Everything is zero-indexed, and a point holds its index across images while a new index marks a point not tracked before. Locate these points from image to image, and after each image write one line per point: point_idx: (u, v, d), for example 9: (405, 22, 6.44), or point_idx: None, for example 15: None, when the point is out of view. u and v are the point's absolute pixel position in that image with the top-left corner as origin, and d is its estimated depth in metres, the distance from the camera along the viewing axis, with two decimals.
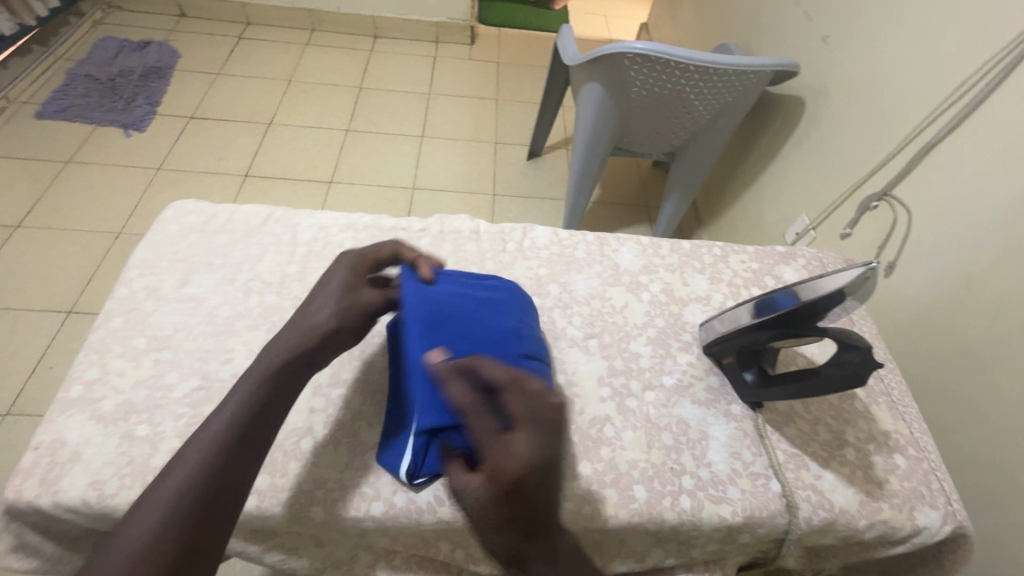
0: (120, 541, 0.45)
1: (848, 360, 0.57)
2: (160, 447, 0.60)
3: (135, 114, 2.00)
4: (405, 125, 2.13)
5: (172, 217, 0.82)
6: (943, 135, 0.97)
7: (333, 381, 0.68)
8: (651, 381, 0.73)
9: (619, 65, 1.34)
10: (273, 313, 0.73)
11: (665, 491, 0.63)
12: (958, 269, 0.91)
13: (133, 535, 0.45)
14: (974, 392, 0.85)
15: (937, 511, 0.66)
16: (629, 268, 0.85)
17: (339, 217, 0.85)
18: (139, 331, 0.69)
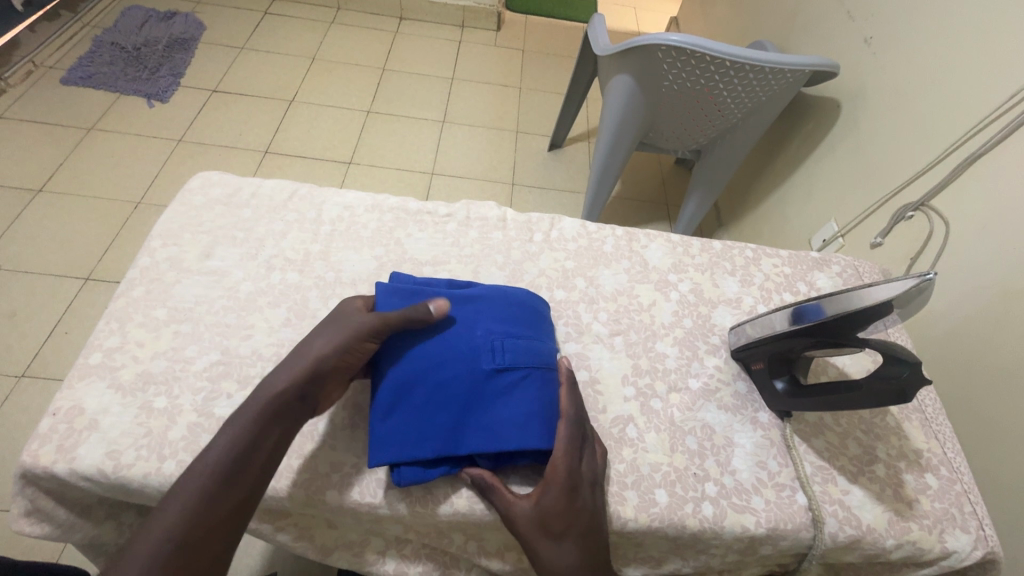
0: (156, 523, 0.45)
1: (893, 374, 0.55)
2: (178, 421, 0.59)
3: (159, 84, 1.99)
4: (427, 110, 2.11)
5: (196, 187, 0.81)
6: (990, 147, 0.93)
7: None
8: (677, 383, 0.71)
9: (652, 58, 1.30)
10: (294, 291, 0.72)
11: (687, 497, 0.62)
12: (998, 287, 0.87)
13: (168, 519, 0.45)
14: (1007, 415, 0.82)
15: (969, 535, 0.63)
16: (658, 266, 0.83)
17: (365, 197, 0.84)
18: (160, 302, 0.68)
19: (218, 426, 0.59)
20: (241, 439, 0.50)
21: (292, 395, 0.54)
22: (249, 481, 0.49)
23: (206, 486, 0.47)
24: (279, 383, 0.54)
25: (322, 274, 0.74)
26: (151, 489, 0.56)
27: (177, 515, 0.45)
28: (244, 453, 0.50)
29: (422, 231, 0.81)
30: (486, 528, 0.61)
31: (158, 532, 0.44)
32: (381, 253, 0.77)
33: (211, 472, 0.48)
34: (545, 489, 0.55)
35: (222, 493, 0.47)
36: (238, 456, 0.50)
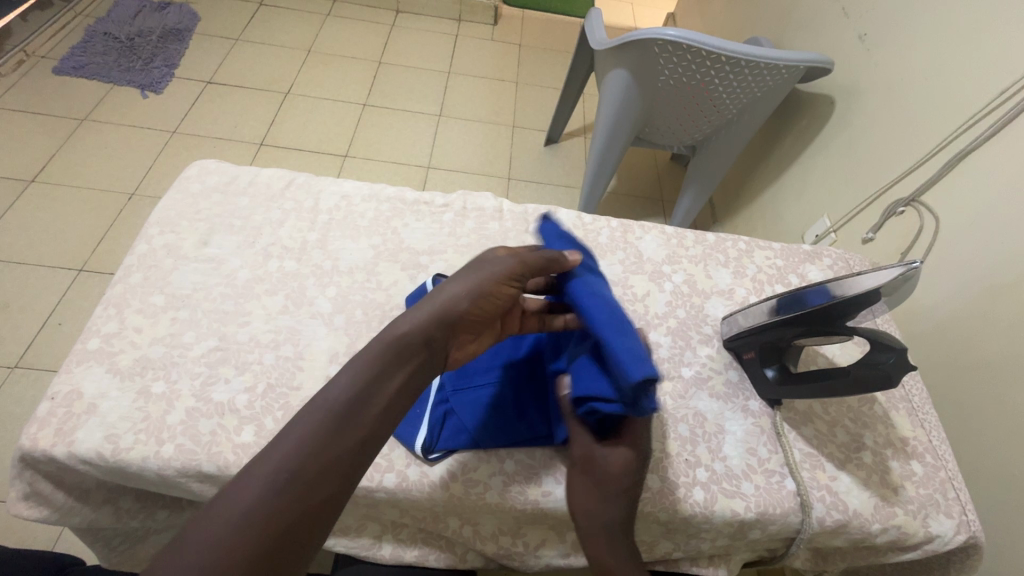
0: (244, 479, 0.40)
1: (880, 361, 0.56)
2: (176, 405, 0.60)
3: (153, 75, 1.97)
4: (424, 103, 2.10)
5: (193, 176, 0.81)
6: (978, 143, 0.94)
7: (350, 351, 0.67)
8: (670, 372, 0.72)
9: (648, 53, 1.31)
10: (291, 279, 0.72)
11: (679, 482, 0.63)
12: (984, 280, 0.89)
13: (258, 475, 0.40)
14: (992, 405, 0.84)
15: (952, 520, 0.65)
16: (652, 257, 0.84)
17: (362, 187, 0.84)
18: (158, 288, 0.69)
19: (217, 411, 0.60)
20: (353, 387, 0.46)
21: (417, 338, 0.50)
22: (348, 439, 0.44)
23: (315, 432, 0.43)
24: (405, 325, 0.51)
25: (319, 262, 0.74)
26: (150, 473, 0.57)
27: (267, 471, 0.41)
28: (359, 399, 0.45)
29: (419, 221, 0.81)
30: (482, 512, 0.62)
31: (250, 491, 0.39)
32: (378, 242, 0.78)
33: (321, 418, 0.44)
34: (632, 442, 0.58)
35: (320, 450, 0.42)
36: (346, 406, 0.45)
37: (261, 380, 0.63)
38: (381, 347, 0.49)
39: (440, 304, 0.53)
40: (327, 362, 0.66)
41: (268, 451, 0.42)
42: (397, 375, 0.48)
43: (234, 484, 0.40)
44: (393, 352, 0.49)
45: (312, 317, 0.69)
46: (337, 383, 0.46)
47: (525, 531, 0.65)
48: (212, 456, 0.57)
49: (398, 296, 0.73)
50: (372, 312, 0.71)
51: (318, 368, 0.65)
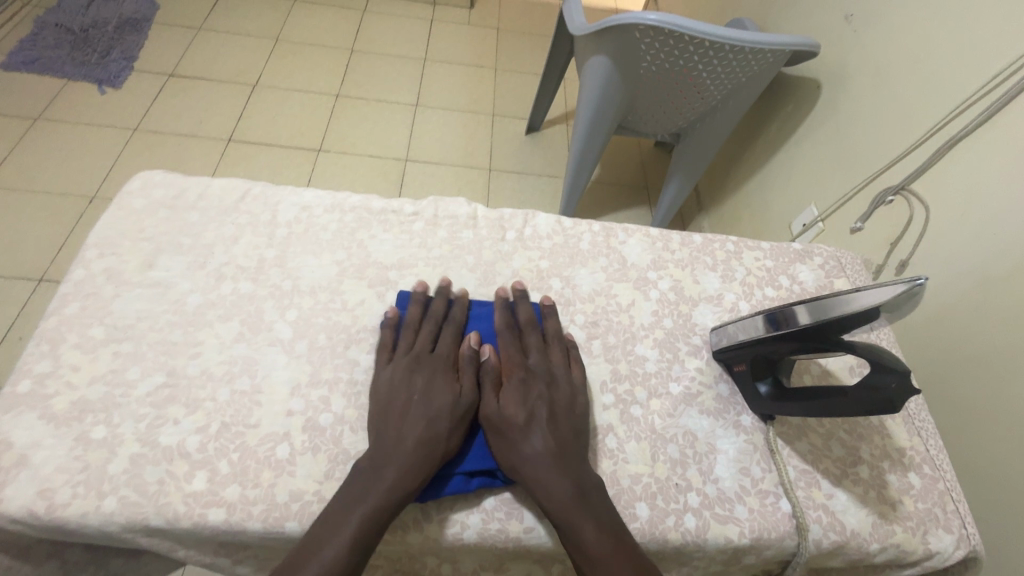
0: (338, 530, 0.49)
1: (882, 384, 0.52)
2: (119, 452, 0.54)
3: (110, 68, 1.86)
4: (399, 92, 2.02)
5: (137, 189, 0.74)
6: (968, 132, 0.91)
7: (313, 380, 0.62)
8: (657, 388, 0.68)
9: (629, 38, 1.25)
10: (247, 302, 0.66)
11: (669, 509, 0.59)
12: (977, 273, 0.86)
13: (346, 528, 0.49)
14: (987, 403, 0.81)
15: (951, 534, 0.62)
16: (636, 263, 0.79)
17: (324, 196, 0.78)
18: (98, 319, 0.63)
19: (164, 457, 0.55)
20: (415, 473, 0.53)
21: (401, 486, 0.52)
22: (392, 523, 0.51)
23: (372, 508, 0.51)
24: (391, 477, 0.52)
25: (278, 282, 0.69)
26: (91, 529, 0.51)
27: (350, 527, 0.49)
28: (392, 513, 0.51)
29: (387, 231, 0.76)
30: (460, 551, 0.58)
31: (344, 537, 0.49)
32: (342, 257, 0.72)
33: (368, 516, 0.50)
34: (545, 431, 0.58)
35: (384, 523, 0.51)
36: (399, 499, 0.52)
37: (214, 419, 0.58)
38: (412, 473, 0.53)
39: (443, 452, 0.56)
40: (288, 395, 0.60)
41: (349, 514, 0.50)
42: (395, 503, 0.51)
43: (332, 532, 0.49)
44: (396, 502, 0.51)
45: (270, 345, 0.64)
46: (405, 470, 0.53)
47: (508, 565, 0.61)
48: (160, 508, 0.52)
49: (367, 318, 0.67)
50: (337, 336, 0.65)
51: (278, 402, 0.60)
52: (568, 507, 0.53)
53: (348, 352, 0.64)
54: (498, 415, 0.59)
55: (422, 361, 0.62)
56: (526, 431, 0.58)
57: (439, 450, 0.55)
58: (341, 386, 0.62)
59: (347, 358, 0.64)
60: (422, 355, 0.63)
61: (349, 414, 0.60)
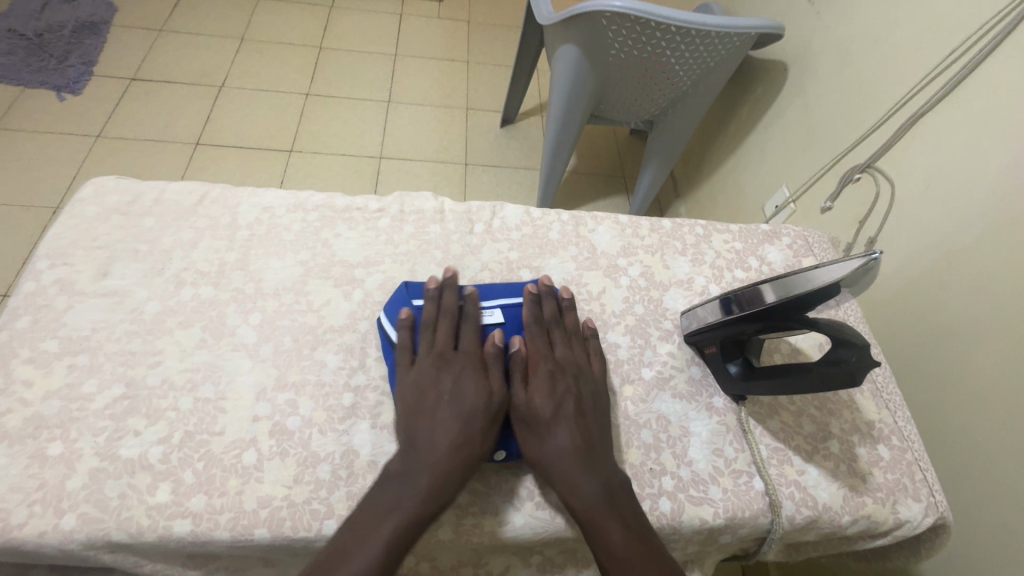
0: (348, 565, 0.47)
1: (843, 359, 0.53)
2: (76, 468, 0.53)
3: (69, 74, 1.80)
4: (370, 89, 1.98)
5: (89, 196, 0.72)
6: (928, 107, 0.93)
7: (280, 384, 0.60)
8: (629, 375, 0.68)
9: (597, 26, 1.24)
10: (208, 307, 0.65)
11: (644, 494, 0.60)
12: (941, 245, 0.88)
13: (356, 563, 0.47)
14: (953, 373, 0.83)
15: (920, 503, 0.64)
16: (606, 250, 0.79)
17: (286, 196, 0.76)
18: (51, 332, 0.61)
19: (126, 470, 0.53)
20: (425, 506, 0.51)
21: (435, 497, 0.52)
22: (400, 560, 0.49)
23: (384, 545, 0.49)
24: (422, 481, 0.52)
25: (240, 286, 0.67)
26: (50, 549, 0.50)
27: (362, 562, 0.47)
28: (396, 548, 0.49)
29: (352, 229, 0.74)
30: (436, 548, 0.57)
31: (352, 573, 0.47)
32: (305, 257, 0.70)
33: (376, 554, 0.48)
34: (594, 468, 0.55)
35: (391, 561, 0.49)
36: (411, 535, 0.50)
37: (177, 428, 0.56)
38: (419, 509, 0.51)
39: (451, 483, 0.53)
40: (254, 400, 0.59)
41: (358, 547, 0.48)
42: (403, 538, 0.49)
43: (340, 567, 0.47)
44: (406, 536, 0.50)
45: (234, 350, 0.62)
46: (412, 498, 0.51)
47: (487, 559, 0.61)
48: (122, 522, 0.51)
49: (335, 317, 0.66)
50: (303, 338, 0.64)
51: (243, 407, 0.58)
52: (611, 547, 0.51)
53: (315, 353, 0.63)
54: (526, 408, 0.59)
55: (447, 359, 0.60)
56: (553, 429, 0.57)
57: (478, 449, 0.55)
58: (308, 389, 0.61)
59: (314, 359, 0.63)
60: (447, 353, 0.61)
61: (317, 417, 0.59)
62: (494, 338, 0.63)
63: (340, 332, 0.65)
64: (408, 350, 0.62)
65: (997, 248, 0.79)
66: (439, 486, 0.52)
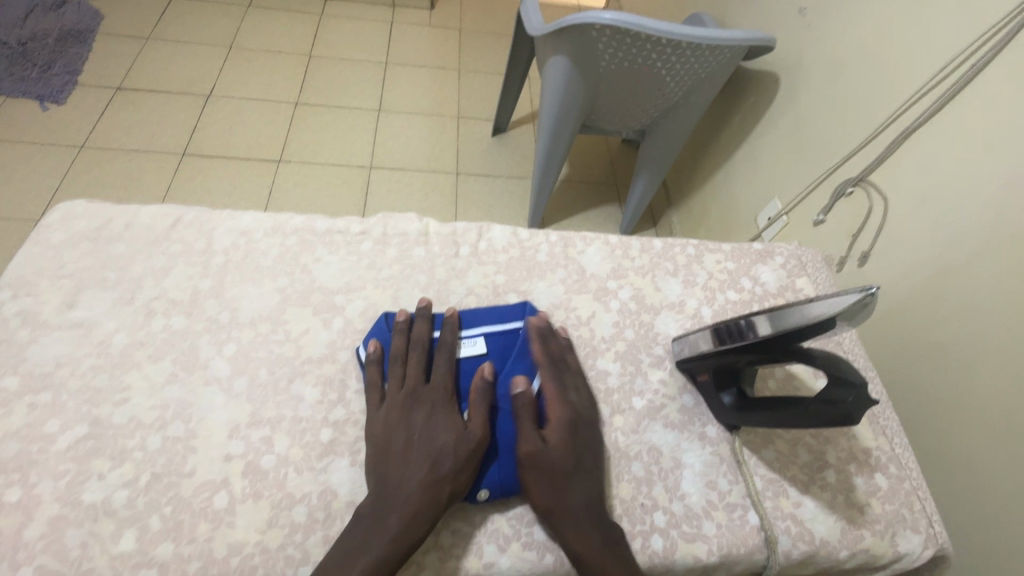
0: None
1: (839, 398, 0.51)
2: (35, 516, 0.50)
3: (52, 83, 1.76)
4: (360, 99, 1.96)
5: (57, 220, 0.69)
6: (921, 122, 0.92)
7: (254, 420, 0.58)
8: (620, 404, 0.66)
9: (587, 38, 1.23)
10: (181, 338, 0.62)
11: (635, 531, 0.57)
12: (935, 262, 0.87)
13: None
14: (949, 394, 0.82)
15: (919, 535, 0.62)
16: (596, 272, 0.77)
17: (264, 219, 0.73)
18: (12, 367, 0.58)
19: (88, 516, 0.50)
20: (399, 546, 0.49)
21: (408, 534, 0.50)
22: None
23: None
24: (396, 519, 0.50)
25: (215, 314, 0.64)
26: None
27: None
28: None
29: (333, 253, 0.72)
30: None
31: None
32: (284, 283, 0.68)
33: None
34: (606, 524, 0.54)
35: None
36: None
37: (144, 470, 0.53)
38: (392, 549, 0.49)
39: (425, 520, 0.51)
40: (227, 438, 0.56)
41: None
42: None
43: None
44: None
45: (207, 384, 0.59)
46: (385, 538, 0.49)
47: None
48: (83, 574, 0.48)
49: (314, 348, 0.64)
50: (280, 370, 0.62)
51: (215, 446, 0.56)
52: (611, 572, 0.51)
53: (293, 386, 0.61)
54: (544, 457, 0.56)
55: (416, 395, 0.58)
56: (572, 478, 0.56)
57: (446, 490, 0.52)
58: (284, 425, 0.58)
59: (292, 393, 0.60)
60: (417, 389, 0.59)
61: (294, 454, 0.56)
62: (483, 372, 0.61)
63: (319, 362, 0.63)
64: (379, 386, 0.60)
65: (993, 267, 0.78)
66: (411, 523, 0.50)
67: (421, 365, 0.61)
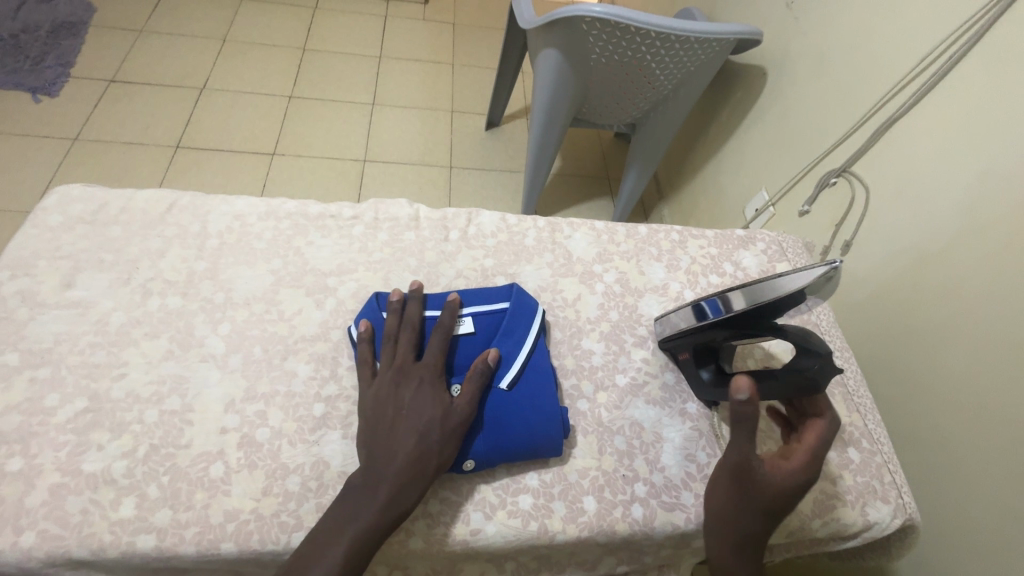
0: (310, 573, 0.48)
1: (806, 367, 0.56)
2: (37, 484, 0.52)
3: (45, 76, 1.77)
4: (354, 92, 1.97)
5: (55, 204, 0.70)
6: (901, 113, 0.94)
7: (249, 395, 0.60)
8: (604, 381, 0.69)
9: (577, 31, 1.25)
10: (176, 317, 0.64)
11: (616, 501, 0.60)
12: (913, 248, 0.89)
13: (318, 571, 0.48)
14: (924, 375, 0.85)
15: (889, 505, 0.65)
16: (582, 257, 0.79)
17: (258, 204, 0.75)
18: (12, 344, 0.59)
19: (88, 485, 0.52)
20: (388, 513, 0.51)
21: (398, 504, 0.52)
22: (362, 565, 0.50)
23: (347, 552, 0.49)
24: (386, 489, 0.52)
25: (210, 295, 0.66)
26: (8, 568, 0.49)
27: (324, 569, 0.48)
28: (357, 555, 0.49)
29: (325, 237, 0.74)
30: (407, 557, 0.57)
31: None
32: (278, 266, 0.70)
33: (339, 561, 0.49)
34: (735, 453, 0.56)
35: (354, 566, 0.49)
36: (373, 542, 0.50)
37: (142, 442, 0.55)
38: (382, 517, 0.51)
39: (414, 491, 0.53)
40: (222, 412, 0.58)
41: (321, 554, 0.49)
42: (365, 545, 0.50)
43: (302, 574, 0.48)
44: (368, 542, 0.50)
45: (202, 361, 0.61)
46: (375, 506, 0.51)
47: (461, 567, 0.61)
48: (84, 539, 0.50)
49: (307, 327, 0.66)
50: (274, 348, 0.63)
51: (210, 420, 0.58)
52: (749, 455, 0.52)
53: (286, 363, 0.63)
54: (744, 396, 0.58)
55: (405, 371, 0.59)
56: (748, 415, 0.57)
57: (431, 465, 0.54)
58: (278, 400, 0.60)
59: (285, 369, 0.62)
60: (407, 365, 0.60)
61: (287, 428, 0.58)
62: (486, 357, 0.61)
63: (311, 341, 0.65)
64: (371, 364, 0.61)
65: (968, 252, 0.81)
66: (401, 494, 0.52)
67: (414, 342, 0.62)
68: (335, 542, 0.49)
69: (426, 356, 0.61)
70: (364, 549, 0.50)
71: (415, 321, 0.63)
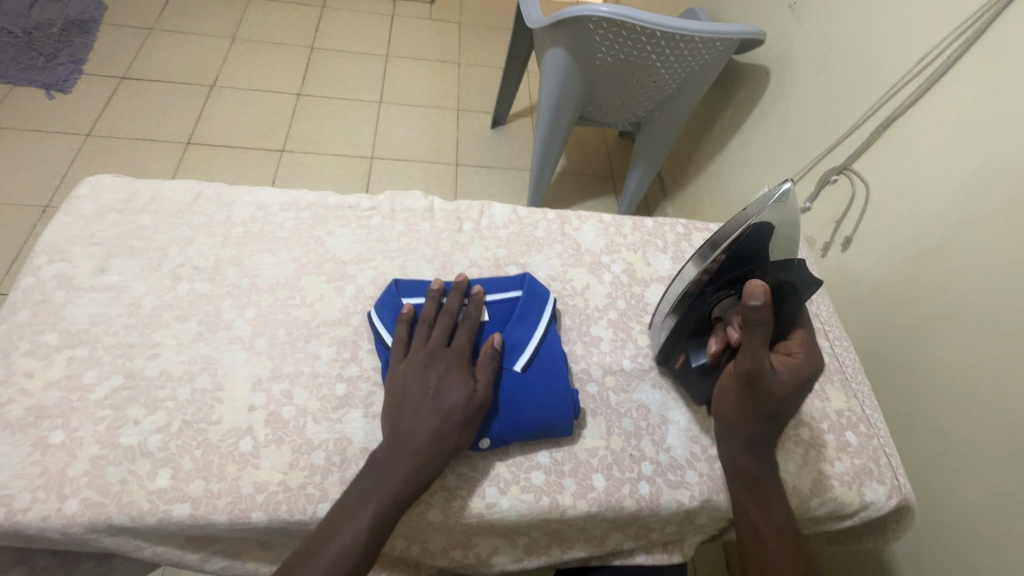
0: (338, 538, 0.51)
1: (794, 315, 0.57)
2: (78, 455, 0.55)
3: (59, 73, 1.80)
4: (361, 90, 2.00)
5: (86, 193, 0.73)
6: (901, 112, 0.97)
7: (275, 375, 0.63)
8: (612, 366, 0.71)
9: (584, 30, 1.28)
10: (204, 301, 0.67)
11: (624, 478, 0.63)
12: (912, 243, 0.92)
13: (346, 537, 0.51)
14: (923, 364, 0.87)
15: (884, 486, 0.67)
16: (591, 248, 0.82)
17: (279, 195, 0.78)
18: (50, 325, 0.62)
19: (126, 457, 0.55)
20: (410, 484, 0.54)
21: (419, 476, 0.55)
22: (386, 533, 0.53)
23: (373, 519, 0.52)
24: (408, 462, 0.55)
25: (236, 281, 0.69)
26: (53, 532, 0.52)
27: (352, 535, 0.51)
28: (382, 522, 0.52)
29: (344, 227, 0.77)
30: (425, 529, 0.60)
31: (343, 544, 0.50)
32: (299, 254, 0.73)
33: (365, 527, 0.51)
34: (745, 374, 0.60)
35: (379, 532, 0.52)
36: (396, 510, 0.53)
37: (175, 417, 0.58)
38: (405, 487, 0.54)
39: (434, 465, 0.56)
40: (250, 391, 0.61)
41: (347, 521, 0.52)
42: (389, 514, 0.53)
43: (331, 540, 0.51)
44: (391, 510, 0.53)
45: (230, 343, 0.64)
46: (398, 479, 0.54)
47: (476, 541, 0.64)
48: (124, 506, 0.53)
49: (328, 312, 0.69)
50: (297, 332, 0.66)
51: (239, 398, 0.61)
52: (760, 362, 0.57)
53: (309, 346, 0.66)
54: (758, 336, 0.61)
55: (437, 355, 0.62)
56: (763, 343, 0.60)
57: (452, 442, 0.57)
58: (302, 380, 0.63)
59: (308, 351, 0.65)
60: (438, 350, 0.62)
61: (312, 406, 0.61)
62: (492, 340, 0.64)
63: (333, 326, 0.68)
64: (402, 345, 0.63)
65: (964, 246, 0.83)
66: (422, 467, 0.55)
67: (447, 328, 0.64)
68: (360, 509, 0.52)
69: (456, 342, 0.64)
70: (388, 517, 0.53)
71: (450, 309, 0.66)
